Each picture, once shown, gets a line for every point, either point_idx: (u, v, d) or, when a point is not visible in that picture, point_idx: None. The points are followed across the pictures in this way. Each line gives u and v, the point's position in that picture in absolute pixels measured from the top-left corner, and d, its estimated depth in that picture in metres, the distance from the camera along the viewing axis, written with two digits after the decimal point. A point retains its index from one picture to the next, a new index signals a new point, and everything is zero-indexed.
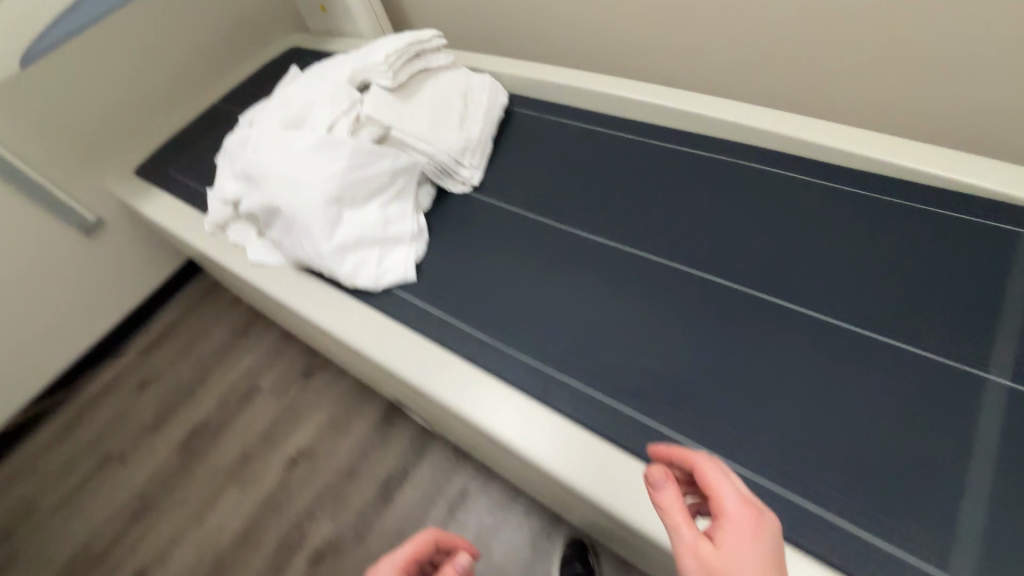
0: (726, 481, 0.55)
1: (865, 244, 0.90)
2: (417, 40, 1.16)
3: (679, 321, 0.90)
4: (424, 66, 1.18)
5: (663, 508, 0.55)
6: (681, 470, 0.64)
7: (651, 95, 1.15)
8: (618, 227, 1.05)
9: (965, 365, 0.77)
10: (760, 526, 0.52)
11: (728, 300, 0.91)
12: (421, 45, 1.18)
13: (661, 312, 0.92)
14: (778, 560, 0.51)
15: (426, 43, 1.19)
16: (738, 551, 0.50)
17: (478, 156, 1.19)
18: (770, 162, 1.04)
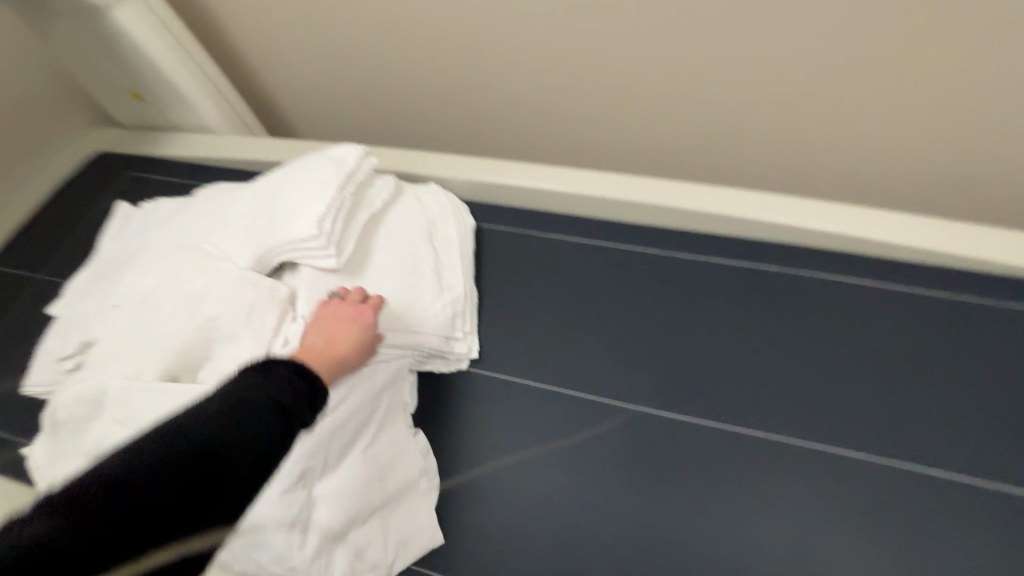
0: None
1: (1009, 371, 0.72)
2: (345, 177, 0.79)
3: (844, 534, 0.66)
4: (363, 209, 0.82)
5: None
6: None
7: (669, 200, 0.89)
8: (701, 403, 0.77)
9: None
10: None
11: (889, 498, 0.68)
12: (351, 177, 0.81)
13: (816, 536, 0.66)
14: None
15: (357, 174, 0.82)
16: None
17: (469, 317, 0.85)
18: (851, 275, 0.81)
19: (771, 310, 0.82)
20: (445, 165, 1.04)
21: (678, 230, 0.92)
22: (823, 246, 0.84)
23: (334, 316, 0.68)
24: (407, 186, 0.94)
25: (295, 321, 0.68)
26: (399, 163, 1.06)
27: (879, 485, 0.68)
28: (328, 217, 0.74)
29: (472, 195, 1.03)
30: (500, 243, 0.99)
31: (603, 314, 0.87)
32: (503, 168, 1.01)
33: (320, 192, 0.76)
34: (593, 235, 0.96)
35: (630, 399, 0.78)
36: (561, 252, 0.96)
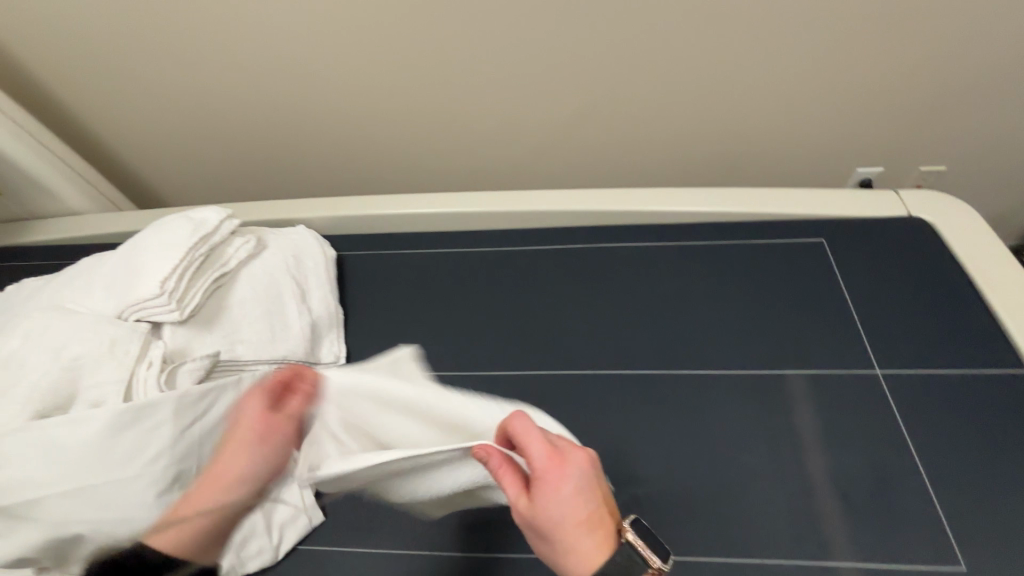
0: (566, 488, 0.56)
1: (735, 288, 1.02)
2: (200, 237, 0.89)
3: (628, 419, 0.89)
4: (221, 266, 0.90)
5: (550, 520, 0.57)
6: (541, 447, 0.58)
7: (492, 207, 1.14)
8: (522, 349, 0.99)
9: (855, 370, 0.90)
10: (573, 531, 0.56)
11: (655, 385, 0.92)
12: (205, 240, 0.91)
13: (610, 422, 0.89)
14: (582, 514, 0.57)
15: (212, 236, 0.92)
16: (563, 533, 0.56)
17: (334, 329, 0.99)
18: (615, 238, 1.11)
19: (578, 278, 1.07)
20: (306, 205, 1.18)
21: (507, 228, 1.16)
22: (610, 223, 1.13)
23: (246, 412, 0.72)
24: (271, 235, 1.04)
25: (158, 347, 0.78)
26: (263, 212, 1.17)
27: (648, 378, 0.93)
28: (181, 276, 0.83)
29: (332, 228, 1.18)
30: (362, 265, 1.13)
31: (452, 305, 1.06)
32: (356, 202, 1.18)
33: (173, 245, 0.86)
34: (440, 243, 1.16)
35: (468, 360, 0.98)
36: (415, 262, 1.13)
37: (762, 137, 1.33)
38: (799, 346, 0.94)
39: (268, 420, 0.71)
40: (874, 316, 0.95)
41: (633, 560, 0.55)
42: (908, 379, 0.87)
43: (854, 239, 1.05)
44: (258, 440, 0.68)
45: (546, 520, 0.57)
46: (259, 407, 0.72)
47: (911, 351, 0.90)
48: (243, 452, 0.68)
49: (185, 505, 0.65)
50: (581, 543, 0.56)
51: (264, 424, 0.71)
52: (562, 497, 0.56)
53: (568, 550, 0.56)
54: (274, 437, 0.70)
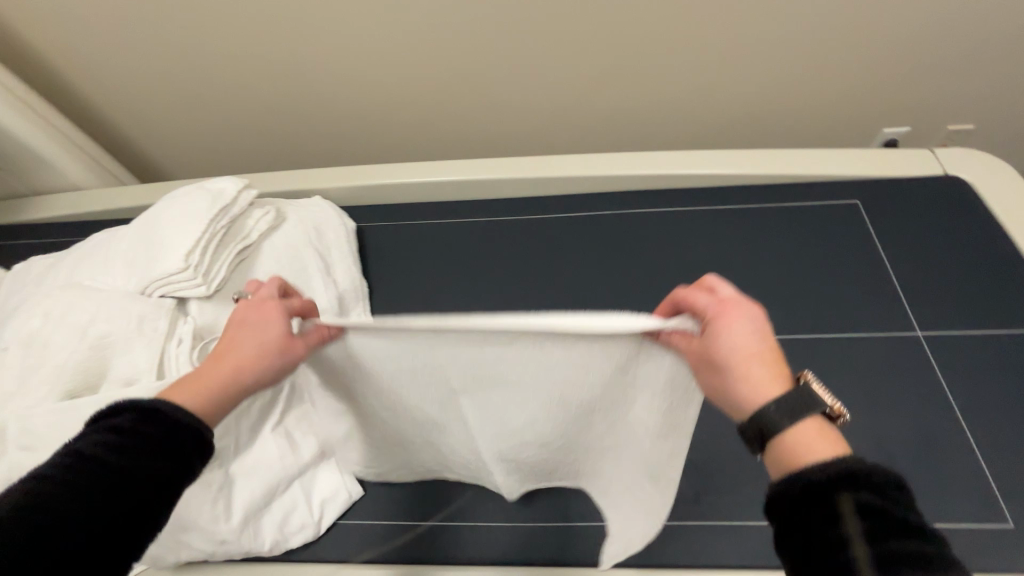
0: (738, 320, 0.52)
1: (771, 252, 1.00)
2: (219, 210, 0.85)
3: None
4: (243, 240, 0.86)
5: (730, 351, 0.51)
6: (706, 292, 0.55)
7: (516, 174, 1.10)
8: (553, 319, 0.97)
9: (896, 333, 0.88)
10: (751, 368, 0.51)
11: None
12: (224, 212, 0.86)
13: None
14: (756, 349, 0.52)
15: (231, 208, 0.88)
16: (745, 371, 0.51)
17: (360, 303, 0.96)
18: (644, 203, 1.08)
19: (608, 245, 1.04)
20: (321, 176, 1.14)
21: (533, 197, 1.12)
22: (639, 188, 1.09)
23: (261, 328, 0.60)
24: (290, 206, 1.00)
25: (187, 322, 0.74)
26: (278, 183, 1.12)
27: None
28: (203, 249, 0.79)
29: (351, 199, 1.14)
30: (384, 236, 1.10)
31: (479, 275, 1.03)
32: (374, 172, 1.13)
33: (194, 217, 0.82)
34: (463, 212, 1.12)
35: None
36: (438, 233, 1.10)
37: (789, 97, 1.28)
38: (839, 309, 0.92)
39: (283, 341, 0.60)
40: (914, 278, 0.93)
41: (811, 396, 0.48)
42: (949, 341, 0.86)
43: (891, 199, 1.02)
44: (280, 349, 0.59)
45: (722, 351, 0.52)
46: (277, 329, 0.60)
47: (951, 312, 0.89)
48: (261, 358, 0.59)
49: (197, 378, 0.56)
50: (758, 373, 0.50)
51: (281, 339, 0.60)
52: (740, 333, 0.52)
53: (738, 380, 0.51)
54: (289, 356, 0.60)
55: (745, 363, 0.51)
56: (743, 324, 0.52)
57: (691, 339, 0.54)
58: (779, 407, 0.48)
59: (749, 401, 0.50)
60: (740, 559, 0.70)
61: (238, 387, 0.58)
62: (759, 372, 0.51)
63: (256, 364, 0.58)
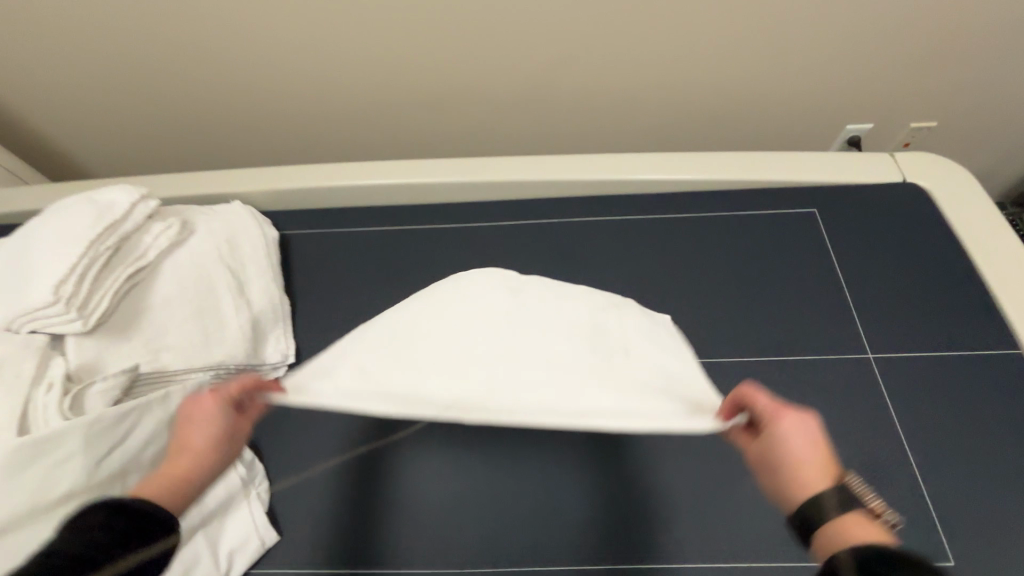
0: (793, 429, 0.53)
1: (724, 263, 0.93)
2: (107, 226, 0.75)
3: None
4: (135, 260, 0.76)
5: (788, 451, 0.52)
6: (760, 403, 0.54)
7: (454, 178, 1.01)
8: None
9: (851, 354, 0.83)
10: (800, 468, 0.51)
11: None
12: (113, 229, 0.76)
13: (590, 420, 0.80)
14: (811, 460, 0.51)
15: (122, 224, 0.78)
16: (792, 466, 0.51)
17: (279, 323, 0.87)
18: (591, 210, 1.01)
19: (552, 256, 0.97)
20: (238, 179, 1.02)
21: (473, 202, 1.04)
22: (586, 194, 1.02)
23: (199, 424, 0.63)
24: (197, 216, 0.89)
25: (60, 365, 0.65)
26: (189, 186, 1.01)
27: None
28: (81, 275, 0.69)
29: (274, 206, 1.03)
30: (311, 247, 1.00)
31: (412, 289, 0.95)
32: (299, 174, 1.03)
33: (75, 238, 0.72)
34: (398, 219, 1.03)
35: None
36: (370, 242, 1.01)
37: (750, 93, 1.22)
38: (792, 327, 0.86)
39: (225, 435, 0.63)
40: (870, 293, 0.89)
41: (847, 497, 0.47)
42: (903, 364, 0.82)
43: (846, 208, 0.98)
44: (223, 443, 0.63)
45: (777, 452, 0.53)
46: (218, 428, 0.63)
47: (902, 329, 0.85)
48: (206, 461, 0.61)
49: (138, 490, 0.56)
50: (812, 483, 0.50)
51: (223, 435, 0.63)
52: (797, 439, 0.52)
53: (788, 479, 0.51)
54: (233, 450, 0.64)
55: (797, 462, 0.51)
56: (800, 429, 0.53)
57: (756, 442, 0.55)
58: (833, 495, 0.47)
59: (796, 490, 0.50)
60: None
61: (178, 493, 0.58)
62: (813, 474, 0.50)
63: (201, 467, 0.61)
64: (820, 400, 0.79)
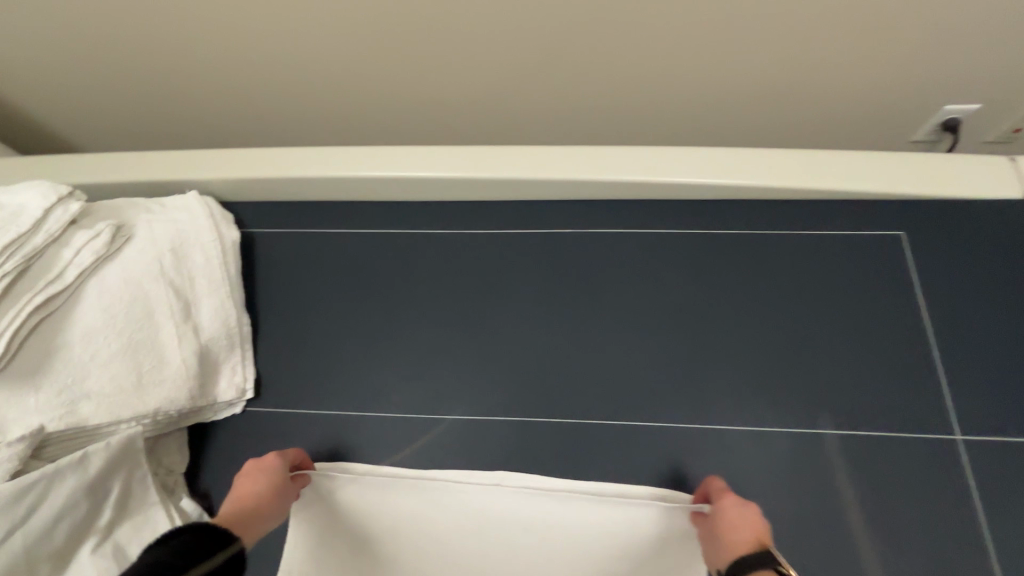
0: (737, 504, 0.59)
1: (779, 301, 0.74)
2: (8, 244, 0.61)
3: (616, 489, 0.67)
4: (47, 284, 0.63)
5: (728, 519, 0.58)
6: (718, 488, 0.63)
7: (448, 172, 0.81)
8: (476, 382, 0.74)
9: (927, 434, 0.66)
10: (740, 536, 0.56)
11: (653, 442, 0.69)
12: (17, 246, 0.62)
13: (593, 497, 0.67)
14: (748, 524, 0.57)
15: (29, 237, 0.63)
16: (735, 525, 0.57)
17: (236, 349, 0.74)
18: (612, 220, 0.81)
19: (564, 279, 0.78)
20: (188, 167, 0.85)
21: (472, 201, 0.84)
22: (612, 197, 0.81)
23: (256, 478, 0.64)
24: (138, 217, 0.74)
25: None
26: (139, 172, 0.85)
27: (646, 434, 0.70)
28: None
29: (239, 197, 0.87)
30: (275, 250, 0.85)
31: (392, 313, 0.79)
32: (264, 160, 0.85)
33: None
34: (380, 221, 0.85)
35: (406, 396, 0.75)
36: (346, 248, 0.84)
37: (831, 66, 0.93)
38: (858, 396, 0.69)
39: (284, 485, 0.65)
40: (962, 351, 0.70)
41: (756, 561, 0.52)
42: (993, 451, 0.65)
43: (944, 230, 0.75)
44: (282, 493, 0.64)
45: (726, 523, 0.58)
46: (275, 477, 0.65)
47: (1001, 411, 0.67)
48: (267, 502, 0.62)
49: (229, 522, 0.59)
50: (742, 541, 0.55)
51: (280, 486, 0.65)
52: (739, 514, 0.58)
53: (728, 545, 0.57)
54: (286, 497, 0.65)
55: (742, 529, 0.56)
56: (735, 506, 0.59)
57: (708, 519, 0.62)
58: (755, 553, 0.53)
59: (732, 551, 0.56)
60: None
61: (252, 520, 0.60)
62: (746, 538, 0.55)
63: (264, 507, 0.62)
64: (878, 490, 0.65)
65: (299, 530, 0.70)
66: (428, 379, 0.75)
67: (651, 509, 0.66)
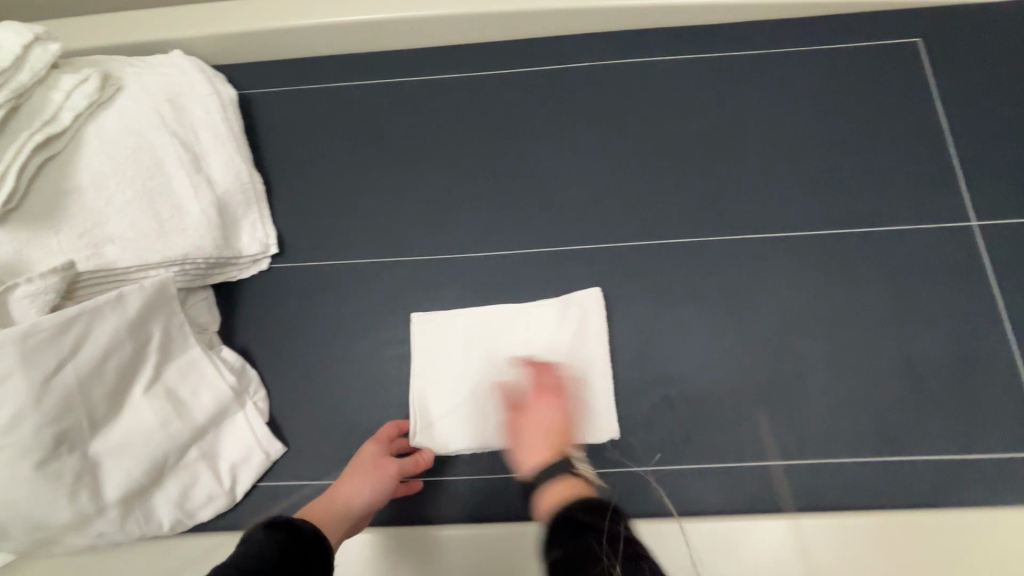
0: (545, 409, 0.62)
1: (800, 115, 0.74)
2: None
3: (651, 303, 0.70)
4: (44, 125, 0.59)
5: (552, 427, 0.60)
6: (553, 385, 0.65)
7: (453, 7, 0.76)
8: (504, 220, 0.74)
9: (949, 224, 0.69)
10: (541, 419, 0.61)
11: (683, 259, 0.71)
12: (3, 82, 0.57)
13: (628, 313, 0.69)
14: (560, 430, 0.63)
15: (14, 73, 0.58)
16: (535, 423, 0.61)
17: (253, 204, 0.71)
18: (624, 51, 0.78)
19: (582, 114, 0.77)
20: (162, 22, 0.77)
21: (479, 43, 0.80)
22: (626, 27, 0.78)
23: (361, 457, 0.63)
24: (125, 67, 0.69)
25: None
26: (111, 30, 0.77)
27: (676, 252, 0.71)
28: None
29: (225, 56, 0.80)
30: (274, 110, 0.80)
31: (409, 162, 0.77)
32: (249, 10, 0.78)
33: None
34: (384, 72, 0.80)
35: (433, 241, 0.74)
36: (351, 102, 0.80)
37: None
38: (882, 196, 0.71)
39: (376, 460, 0.62)
40: (977, 147, 0.71)
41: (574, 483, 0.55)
42: (1009, 233, 0.68)
43: (955, 35, 0.75)
44: (370, 469, 0.61)
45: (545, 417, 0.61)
46: (365, 455, 0.63)
47: (1016, 196, 0.69)
48: (351, 482, 0.60)
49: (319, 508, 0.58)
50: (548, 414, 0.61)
51: (374, 462, 0.62)
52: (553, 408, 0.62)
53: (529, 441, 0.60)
54: (380, 471, 0.61)
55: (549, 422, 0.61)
56: (546, 411, 0.62)
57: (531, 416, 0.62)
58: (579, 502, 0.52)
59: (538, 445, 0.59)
60: (736, 505, 0.63)
61: (335, 503, 0.58)
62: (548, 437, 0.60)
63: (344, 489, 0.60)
64: (902, 279, 0.68)
65: (342, 373, 0.70)
66: (455, 222, 0.74)
67: (685, 316, 0.69)
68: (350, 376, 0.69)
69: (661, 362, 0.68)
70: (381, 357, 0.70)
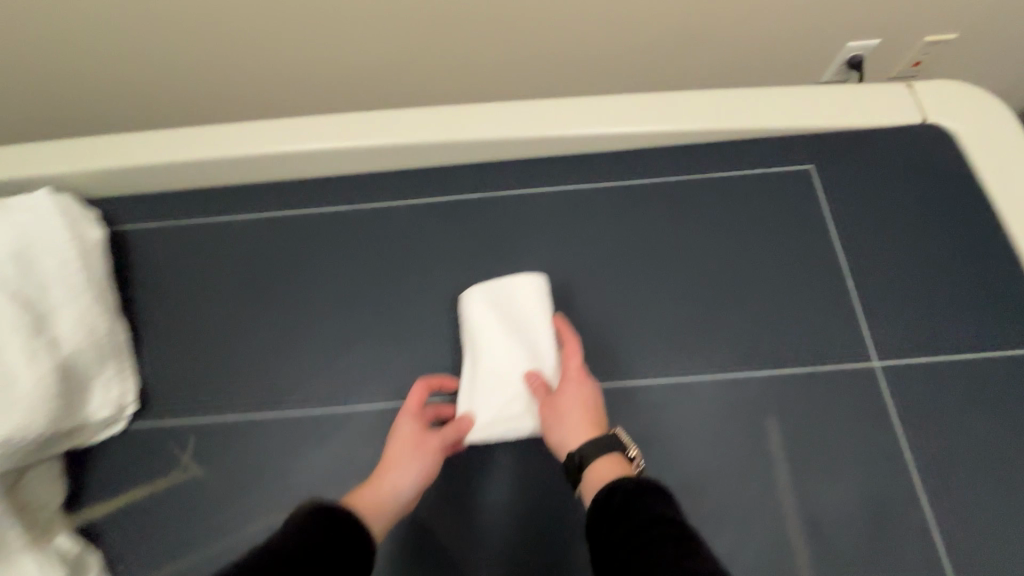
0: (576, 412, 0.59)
1: (699, 244, 0.73)
2: None
3: (543, 459, 0.64)
4: None
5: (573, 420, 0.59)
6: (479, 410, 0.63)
7: (337, 140, 0.73)
8: (390, 366, 0.69)
9: (849, 363, 0.66)
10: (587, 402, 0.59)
11: None
12: None
13: (520, 471, 0.64)
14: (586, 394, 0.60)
15: None
16: (567, 410, 0.58)
17: (108, 360, 0.65)
18: (517, 181, 0.76)
19: (474, 248, 0.74)
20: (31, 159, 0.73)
21: (370, 173, 0.78)
22: (522, 154, 0.77)
23: None
24: None
25: None
26: None
27: None
28: None
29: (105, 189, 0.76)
30: (151, 246, 0.76)
31: (291, 303, 0.72)
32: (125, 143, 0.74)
33: None
34: (274, 202, 0.77)
35: (311, 389, 0.68)
36: (235, 236, 0.76)
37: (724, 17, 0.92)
38: (782, 334, 0.68)
39: None
40: (873, 279, 0.70)
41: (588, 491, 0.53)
42: (911, 372, 0.65)
43: (847, 164, 0.75)
44: None
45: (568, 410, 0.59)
46: None
47: (916, 333, 0.67)
48: None
49: None
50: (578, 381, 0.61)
51: None
52: (577, 397, 0.59)
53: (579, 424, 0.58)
54: None
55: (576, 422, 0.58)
56: (576, 390, 0.60)
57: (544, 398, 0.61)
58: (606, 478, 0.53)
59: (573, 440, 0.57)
60: None
61: None
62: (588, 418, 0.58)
63: None
64: (807, 424, 0.64)
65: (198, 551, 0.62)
66: (336, 369, 0.69)
67: None
68: (211, 555, 0.62)
69: (556, 525, 0.62)
70: (244, 529, 0.63)
